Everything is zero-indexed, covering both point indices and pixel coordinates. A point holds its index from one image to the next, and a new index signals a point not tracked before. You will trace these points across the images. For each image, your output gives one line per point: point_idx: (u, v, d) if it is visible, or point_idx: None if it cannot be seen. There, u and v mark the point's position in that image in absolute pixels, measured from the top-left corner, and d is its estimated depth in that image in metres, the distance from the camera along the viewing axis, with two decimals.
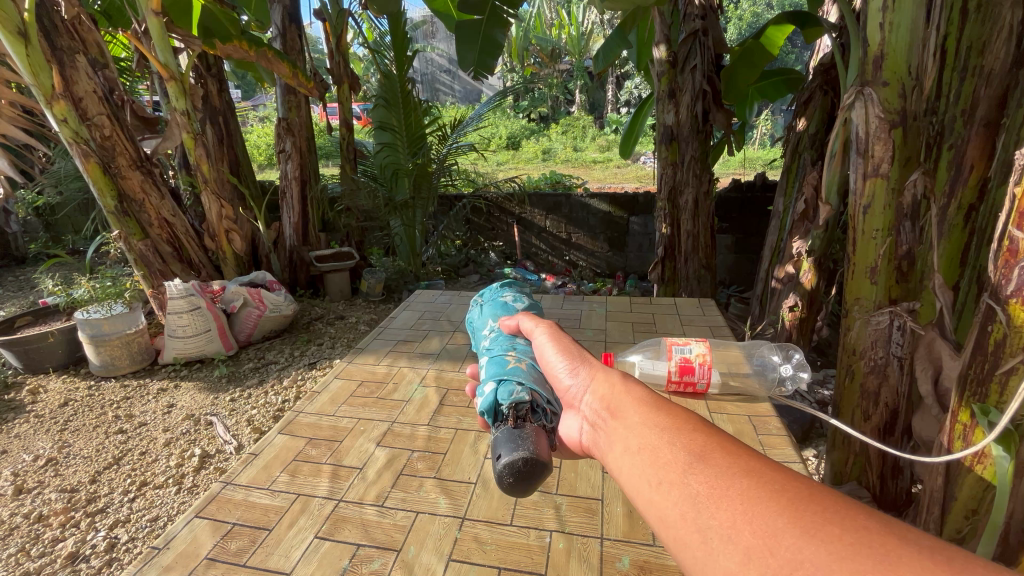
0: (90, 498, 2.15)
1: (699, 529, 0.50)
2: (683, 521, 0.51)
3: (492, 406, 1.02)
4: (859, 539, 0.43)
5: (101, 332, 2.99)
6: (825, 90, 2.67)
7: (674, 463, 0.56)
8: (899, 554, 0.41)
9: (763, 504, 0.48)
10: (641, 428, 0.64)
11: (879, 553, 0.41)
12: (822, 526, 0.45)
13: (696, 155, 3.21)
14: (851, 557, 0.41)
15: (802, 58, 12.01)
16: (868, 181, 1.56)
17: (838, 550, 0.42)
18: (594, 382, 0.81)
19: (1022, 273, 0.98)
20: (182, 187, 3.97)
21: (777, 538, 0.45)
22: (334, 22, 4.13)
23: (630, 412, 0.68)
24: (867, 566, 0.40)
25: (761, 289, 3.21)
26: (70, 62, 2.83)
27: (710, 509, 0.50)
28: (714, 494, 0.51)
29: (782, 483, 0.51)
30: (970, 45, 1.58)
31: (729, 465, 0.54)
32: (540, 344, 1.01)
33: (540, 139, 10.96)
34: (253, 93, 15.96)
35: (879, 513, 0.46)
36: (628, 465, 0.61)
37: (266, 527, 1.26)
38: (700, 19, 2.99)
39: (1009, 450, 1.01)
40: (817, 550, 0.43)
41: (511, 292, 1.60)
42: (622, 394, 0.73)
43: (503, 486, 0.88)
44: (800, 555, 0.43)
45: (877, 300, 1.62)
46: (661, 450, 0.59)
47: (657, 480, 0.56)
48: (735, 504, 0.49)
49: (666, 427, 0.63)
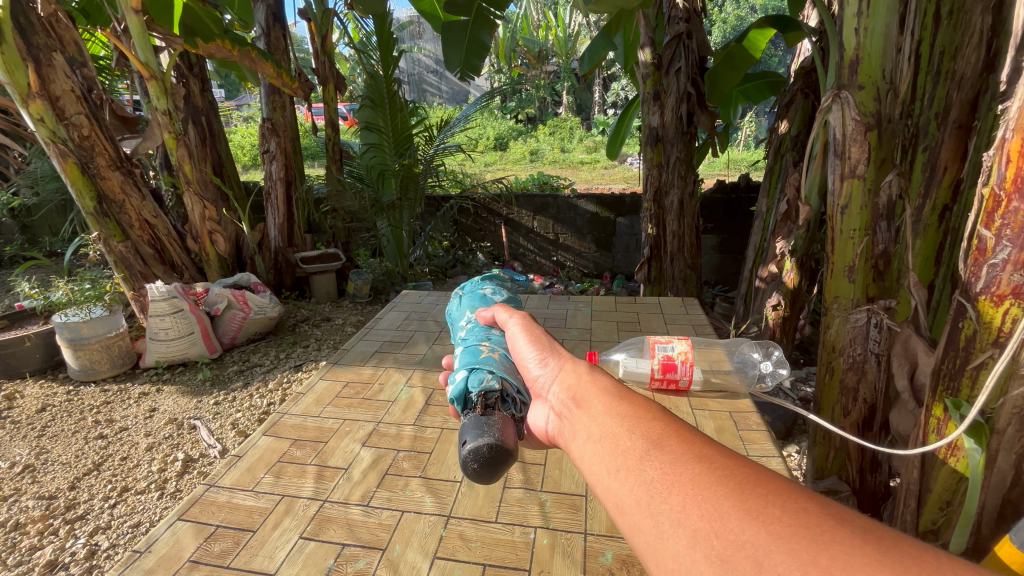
0: (69, 505, 2.11)
1: (651, 513, 0.51)
2: (637, 506, 0.52)
3: (462, 394, 1.04)
4: (799, 521, 0.45)
5: (80, 336, 2.93)
6: (806, 93, 2.72)
7: (632, 450, 0.58)
8: (834, 534, 0.43)
9: (712, 489, 0.49)
10: (603, 416, 0.65)
11: (816, 534, 0.43)
12: (765, 508, 0.47)
13: (681, 156, 3.25)
14: (791, 538, 0.43)
15: (785, 61, 12.24)
16: (845, 181, 1.60)
17: (778, 531, 0.44)
18: (561, 372, 0.82)
19: (992, 270, 1.01)
20: (164, 188, 3.90)
21: (723, 519, 0.46)
22: (320, 22, 4.10)
23: (594, 402, 0.70)
24: (804, 546, 0.42)
25: (745, 288, 3.26)
26: (47, 61, 2.77)
27: (662, 494, 0.51)
28: (667, 480, 0.52)
29: (731, 468, 0.52)
30: (942, 50, 1.63)
31: (684, 452, 0.55)
32: (513, 336, 1.02)
33: (528, 140, 10.99)
34: (235, 92, 15.72)
35: (818, 496, 0.48)
36: (589, 453, 0.62)
37: (250, 529, 1.25)
38: (685, 23, 3.03)
39: (981, 443, 1.05)
40: (759, 531, 0.44)
41: (491, 285, 1.60)
42: (588, 384, 0.75)
43: (467, 472, 0.89)
44: (743, 536, 0.45)
45: (855, 298, 1.66)
46: (620, 438, 0.60)
47: (614, 467, 0.57)
48: (687, 489, 0.50)
49: (627, 415, 0.64)
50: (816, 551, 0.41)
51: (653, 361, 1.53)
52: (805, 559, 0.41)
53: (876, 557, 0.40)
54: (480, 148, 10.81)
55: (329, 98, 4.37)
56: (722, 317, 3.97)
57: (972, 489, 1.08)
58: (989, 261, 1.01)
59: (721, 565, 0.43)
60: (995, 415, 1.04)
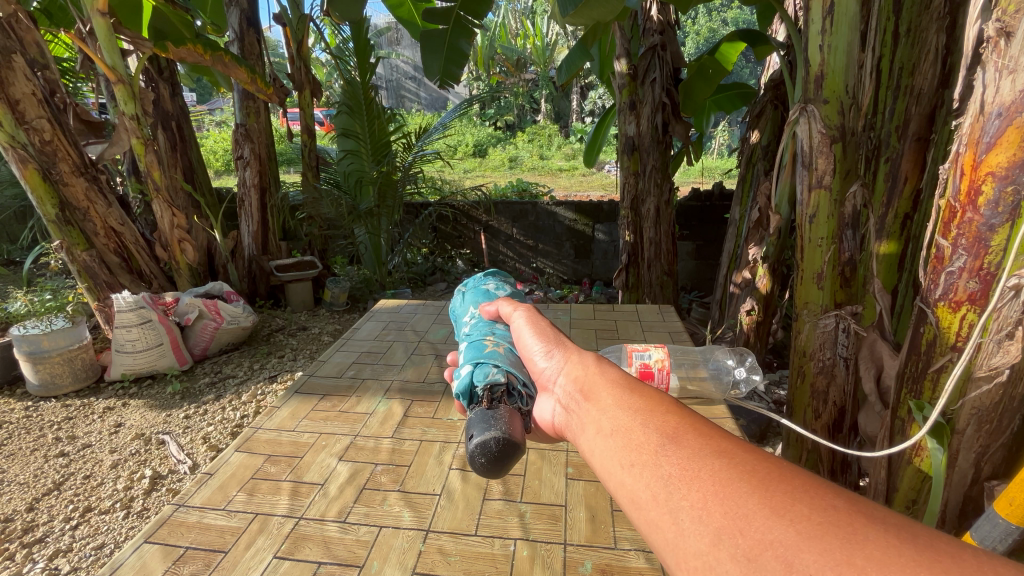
0: (27, 528, 2.01)
1: (670, 510, 0.51)
2: (655, 502, 0.52)
3: (467, 389, 1.04)
4: (827, 519, 0.45)
5: (40, 349, 2.80)
6: (776, 104, 2.79)
7: (647, 444, 0.58)
8: (866, 532, 0.43)
9: (734, 484, 0.50)
10: (614, 409, 0.66)
11: (850, 532, 0.43)
12: (792, 505, 0.47)
13: (657, 165, 3.32)
14: (821, 537, 0.43)
15: (756, 71, 12.69)
16: (812, 192, 1.66)
17: (806, 529, 0.44)
18: (569, 365, 0.82)
19: (948, 279, 1.05)
20: (132, 195, 3.79)
21: (747, 516, 0.47)
22: (296, 27, 4.05)
23: (603, 394, 0.70)
24: (835, 545, 0.42)
25: (720, 294, 3.33)
26: (6, 63, 2.67)
27: (681, 490, 0.52)
28: (685, 475, 0.53)
29: (753, 463, 0.52)
30: (901, 66, 1.71)
31: (701, 447, 0.56)
32: (520, 333, 1.01)
33: (506, 148, 11.07)
34: (207, 96, 15.37)
35: (845, 492, 0.49)
36: (600, 447, 0.63)
37: (222, 550, 1.21)
38: (658, 35, 3.11)
39: (942, 443, 1.09)
40: (786, 530, 0.45)
41: (495, 279, 1.57)
42: (596, 375, 0.75)
43: (476, 467, 0.89)
44: (770, 535, 0.45)
45: (824, 304, 1.71)
46: (633, 432, 0.61)
47: (629, 461, 0.57)
48: (708, 485, 0.51)
49: (638, 408, 0.64)
50: (849, 551, 0.42)
51: (630, 370, 1.49)
52: (839, 560, 0.41)
53: (912, 556, 0.41)
54: (460, 154, 10.82)
55: (305, 104, 4.31)
56: (698, 322, 4.04)
57: (936, 489, 1.12)
58: (946, 270, 1.05)
59: (747, 564, 0.44)
60: (956, 416, 1.09)
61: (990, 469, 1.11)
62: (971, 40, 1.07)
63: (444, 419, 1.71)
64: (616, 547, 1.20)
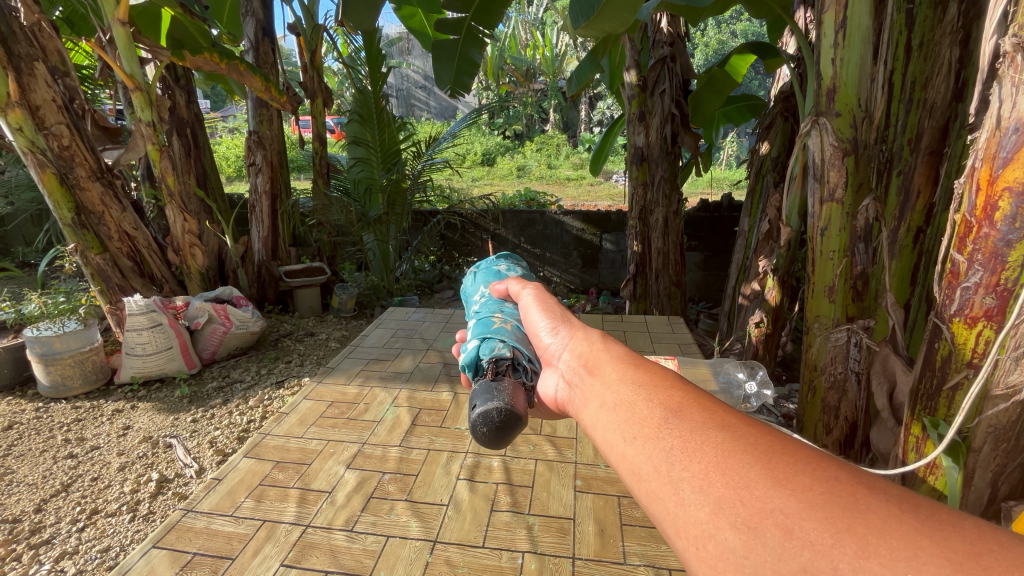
0: (34, 529, 2.02)
1: (671, 481, 0.48)
2: (656, 474, 0.49)
3: (473, 361, 1.05)
4: (830, 489, 0.42)
5: (52, 350, 2.84)
6: (786, 116, 2.80)
7: (649, 417, 0.54)
8: (867, 502, 0.41)
9: (737, 456, 0.46)
10: (618, 383, 0.62)
11: (851, 502, 0.41)
12: (794, 475, 0.44)
13: (665, 176, 3.31)
14: (822, 505, 0.41)
15: (765, 83, 12.69)
16: (824, 205, 1.65)
17: (809, 499, 0.41)
18: (575, 342, 0.79)
19: (963, 294, 1.04)
20: (146, 200, 3.85)
21: (749, 485, 0.44)
22: (309, 37, 4.11)
23: (607, 369, 0.67)
24: (835, 513, 0.40)
25: (728, 305, 3.31)
26: (28, 70, 2.74)
27: (683, 461, 0.48)
28: (687, 447, 0.49)
29: (755, 436, 0.49)
30: (914, 80, 1.70)
31: (704, 420, 0.52)
32: (528, 317, 0.97)
33: (515, 157, 11.13)
34: (220, 103, 15.61)
35: (846, 465, 0.46)
36: (602, 419, 0.59)
37: (229, 556, 1.21)
38: (669, 47, 3.12)
39: (958, 461, 1.07)
40: (787, 499, 0.42)
41: (507, 262, 1.56)
42: (601, 351, 0.72)
43: (477, 436, 0.91)
44: (771, 504, 0.42)
45: (836, 318, 1.69)
46: (636, 405, 0.57)
47: (630, 433, 0.54)
48: (710, 456, 0.47)
49: (643, 382, 0.60)
50: (851, 519, 0.39)
51: None
52: (840, 528, 0.39)
53: (913, 524, 0.39)
54: (468, 163, 10.88)
55: (317, 112, 4.37)
56: (706, 334, 4.02)
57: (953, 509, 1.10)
58: (962, 285, 1.04)
59: (749, 533, 0.41)
60: (972, 434, 1.06)
61: (1007, 490, 1.10)
62: (987, 55, 1.06)
63: (452, 428, 1.71)
64: (625, 562, 1.18)
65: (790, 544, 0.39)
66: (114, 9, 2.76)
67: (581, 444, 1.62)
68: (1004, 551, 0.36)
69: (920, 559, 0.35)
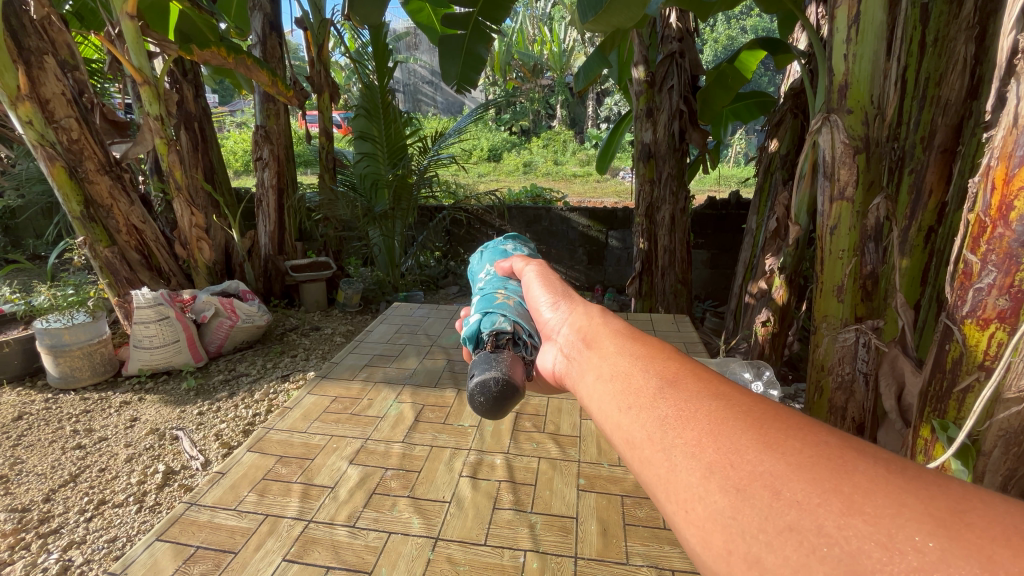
0: (43, 518, 2.04)
1: (663, 448, 0.47)
2: (648, 441, 0.48)
3: (474, 335, 1.05)
4: (819, 453, 0.42)
5: (61, 342, 2.86)
6: (795, 113, 2.76)
7: (645, 387, 0.53)
8: (856, 464, 0.40)
9: (730, 422, 0.46)
10: (615, 355, 0.61)
11: (839, 463, 0.40)
12: (785, 440, 0.43)
13: (672, 172, 3.28)
14: (811, 467, 0.40)
15: (775, 80, 12.56)
16: (834, 204, 1.62)
17: (798, 461, 0.41)
18: (574, 317, 0.77)
19: (976, 296, 1.02)
20: (154, 193, 3.87)
21: (740, 451, 0.43)
22: (317, 31, 4.10)
23: (605, 342, 0.65)
24: (824, 474, 0.39)
25: (735, 304, 3.29)
26: (38, 63, 2.75)
27: (676, 429, 0.47)
28: (681, 415, 0.48)
29: (748, 403, 0.48)
30: (928, 76, 1.65)
31: (700, 389, 0.51)
32: (531, 296, 0.96)
33: (521, 153, 11.10)
34: (229, 97, 15.68)
35: (838, 430, 0.46)
36: (597, 390, 0.58)
37: (232, 550, 1.22)
38: (678, 42, 3.08)
39: (966, 465, 1.06)
40: (778, 462, 0.41)
41: (514, 244, 1.53)
42: (599, 325, 0.70)
43: (475, 406, 0.90)
44: (760, 467, 0.42)
45: (844, 318, 1.68)
46: (633, 376, 0.55)
47: (625, 403, 0.52)
48: (703, 423, 0.46)
49: (641, 354, 0.59)
50: (838, 480, 0.39)
51: None
52: (827, 487, 0.38)
53: (897, 483, 0.39)
54: (474, 159, 10.86)
55: (324, 107, 4.36)
56: (711, 332, 4.00)
57: None
58: (975, 286, 1.02)
59: (738, 496, 0.41)
60: (981, 438, 1.05)
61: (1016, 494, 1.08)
62: (1005, 51, 1.03)
63: (455, 425, 1.71)
64: (628, 563, 1.18)
65: (777, 504, 0.39)
66: (123, 3, 2.77)
67: (585, 442, 1.62)
68: (986, 508, 0.36)
69: (902, 517, 0.35)
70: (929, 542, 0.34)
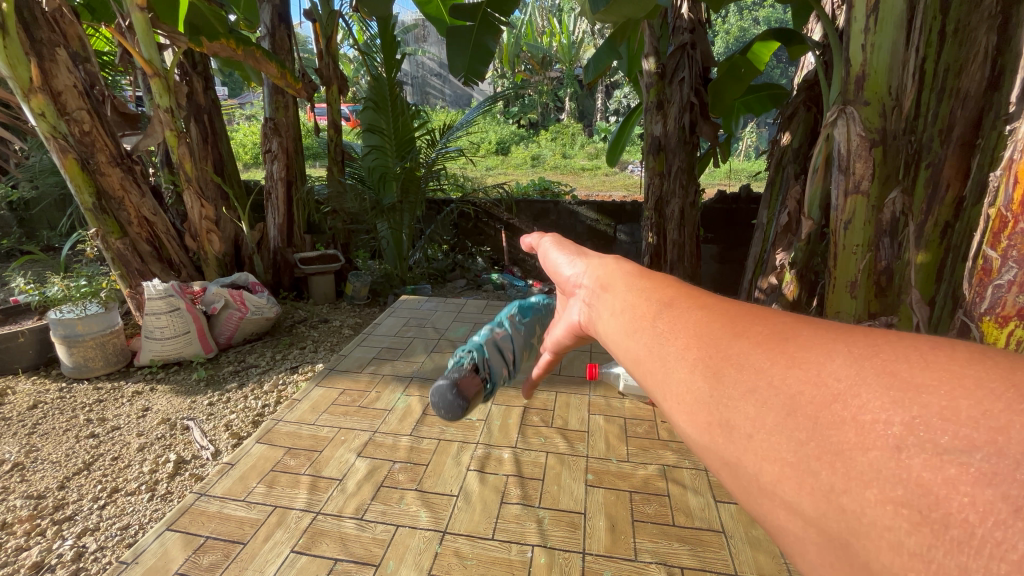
0: (58, 505, 2.08)
1: (661, 357, 0.45)
2: (650, 355, 0.46)
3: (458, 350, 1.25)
4: (777, 328, 0.40)
5: (75, 333, 2.90)
6: (808, 106, 2.70)
7: (648, 310, 0.51)
8: (800, 329, 0.39)
9: (710, 324, 0.44)
10: (626, 290, 0.58)
11: (787, 332, 0.39)
12: (750, 324, 0.42)
13: (682, 166, 3.24)
14: (767, 340, 0.39)
15: (789, 72, 12.34)
16: (849, 198, 1.59)
17: (762, 338, 0.39)
18: (589, 265, 0.73)
19: (995, 293, 0.99)
20: (165, 186, 3.90)
21: (718, 341, 0.42)
22: (325, 23, 4.09)
23: (618, 280, 0.62)
24: (777, 344, 0.38)
25: (744, 299, 3.26)
26: (50, 56, 2.77)
27: (669, 338, 0.46)
28: (673, 324, 0.47)
29: (727, 305, 0.47)
30: (947, 67, 1.62)
31: (694, 303, 0.49)
32: (540, 248, 0.90)
33: (530, 146, 11.03)
34: (240, 91, 15.76)
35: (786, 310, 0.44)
36: (612, 327, 0.55)
37: (240, 541, 1.23)
38: (689, 33, 3.03)
39: None
40: (746, 342, 0.40)
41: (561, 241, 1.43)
42: (614, 267, 0.66)
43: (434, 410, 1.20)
44: (733, 350, 0.40)
45: (857, 314, 1.65)
46: (640, 304, 0.53)
47: (633, 329, 0.50)
48: (691, 327, 0.45)
49: (649, 286, 0.56)
50: (786, 344, 0.38)
51: None
52: (774, 350, 0.38)
53: (831, 333, 0.38)
54: (482, 153, 10.82)
55: (332, 100, 4.36)
56: None
57: None
58: (994, 282, 0.99)
59: (713, 376, 0.40)
60: None
61: None
62: None
63: (462, 418, 1.71)
64: (637, 559, 1.17)
65: (743, 374, 0.38)
66: None
67: (593, 438, 1.61)
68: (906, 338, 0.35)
69: (829, 357, 0.35)
70: (845, 369, 0.33)
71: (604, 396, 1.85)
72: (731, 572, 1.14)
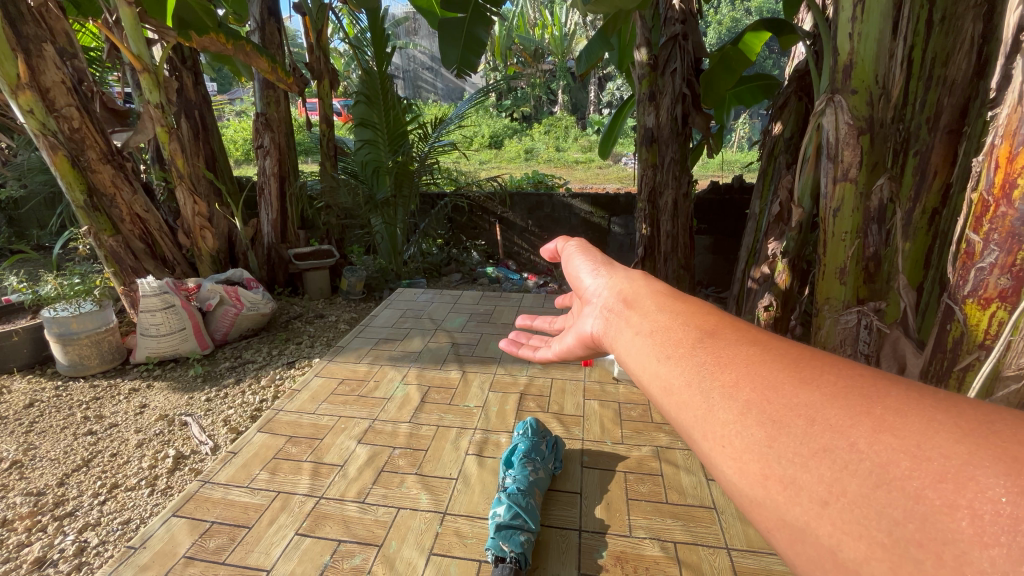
0: (58, 501, 2.09)
1: (702, 392, 0.49)
2: (687, 387, 0.50)
3: None
4: (853, 382, 0.44)
5: (70, 331, 2.90)
6: (800, 96, 2.73)
7: (685, 338, 0.55)
8: (887, 390, 0.42)
9: (767, 365, 0.48)
10: (654, 313, 0.63)
11: (872, 391, 0.42)
12: (819, 374, 0.45)
13: (675, 157, 3.26)
14: (845, 396, 0.42)
15: (780, 62, 12.32)
16: (837, 185, 1.61)
17: (832, 392, 0.43)
18: (613, 280, 0.77)
19: (978, 274, 1.02)
20: (156, 182, 3.88)
21: (775, 388, 0.45)
22: (315, 16, 4.04)
23: (646, 302, 0.66)
24: (856, 401, 0.41)
25: (737, 288, 3.29)
26: (37, 51, 2.74)
27: (713, 374, 0.49)
28: (719, 360, 0.51)
29: (784, 348, 0.50)
30: (934, 56, 1.65)
31: (738, 338, 0.53)
32: (564, 252, 0.94)
33: (522, 139, 11.00)
34: (228, 87, 15.59)
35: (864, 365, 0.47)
36: (636, 346, 0.60)
37: (245, 525, 1.25)
38: (680, 24, 3.04)
39: None
40: (811, 394, 0.43)
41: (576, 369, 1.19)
42: (641, 287, 0.70)
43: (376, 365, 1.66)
44: (796, 400, 0.44)
45: (846, 300, 1.68)
46: (672, 329, 0.58)
47: (666, 354, 0.55)
48: (741, 366, 0.49)
49: (681, 312, 0.61)
50: (869, 404, 0.41)
51: None
52: (858, 411, 0.40)
53: (930, 402, 0.40)
54: (475, 146, 10.79)
55: (324, 94, 4.33)
56: None
57: None
58: (977, 265, 1.01)
59: (772, 426, 0.43)
60: None
61: None
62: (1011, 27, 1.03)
63: (460, 406, 1.73)
64: (632, 535, 1.20)
65: (812, 430, 0.41)
66: None
67: (589, 421, 1.64)
68: (1012, 418, 0.37)
69: (934, 432, 0.37)
70: (954, 448, 0.35)
71: (599, 381, 1.87)
72: (722, 545, 1.18)
